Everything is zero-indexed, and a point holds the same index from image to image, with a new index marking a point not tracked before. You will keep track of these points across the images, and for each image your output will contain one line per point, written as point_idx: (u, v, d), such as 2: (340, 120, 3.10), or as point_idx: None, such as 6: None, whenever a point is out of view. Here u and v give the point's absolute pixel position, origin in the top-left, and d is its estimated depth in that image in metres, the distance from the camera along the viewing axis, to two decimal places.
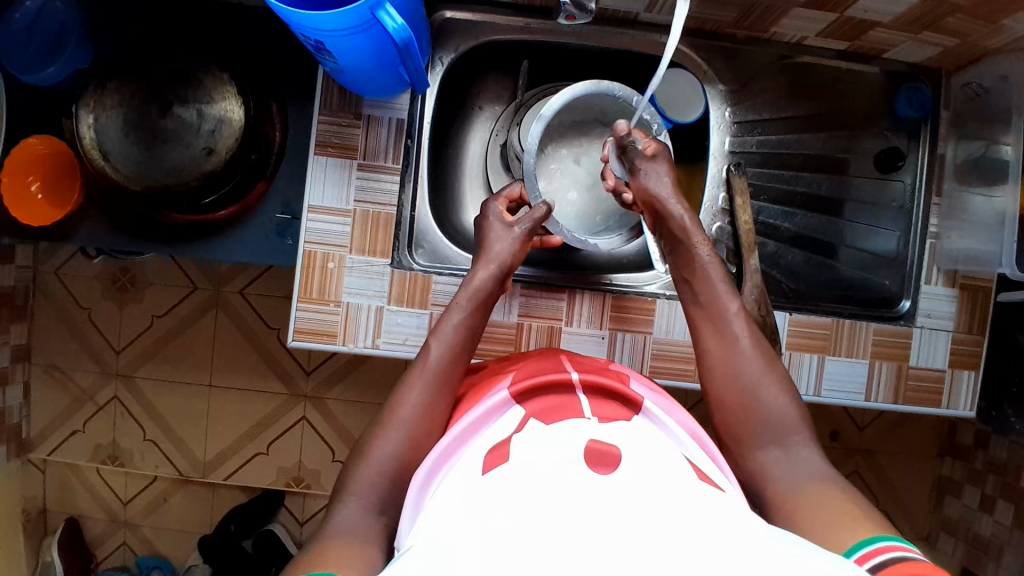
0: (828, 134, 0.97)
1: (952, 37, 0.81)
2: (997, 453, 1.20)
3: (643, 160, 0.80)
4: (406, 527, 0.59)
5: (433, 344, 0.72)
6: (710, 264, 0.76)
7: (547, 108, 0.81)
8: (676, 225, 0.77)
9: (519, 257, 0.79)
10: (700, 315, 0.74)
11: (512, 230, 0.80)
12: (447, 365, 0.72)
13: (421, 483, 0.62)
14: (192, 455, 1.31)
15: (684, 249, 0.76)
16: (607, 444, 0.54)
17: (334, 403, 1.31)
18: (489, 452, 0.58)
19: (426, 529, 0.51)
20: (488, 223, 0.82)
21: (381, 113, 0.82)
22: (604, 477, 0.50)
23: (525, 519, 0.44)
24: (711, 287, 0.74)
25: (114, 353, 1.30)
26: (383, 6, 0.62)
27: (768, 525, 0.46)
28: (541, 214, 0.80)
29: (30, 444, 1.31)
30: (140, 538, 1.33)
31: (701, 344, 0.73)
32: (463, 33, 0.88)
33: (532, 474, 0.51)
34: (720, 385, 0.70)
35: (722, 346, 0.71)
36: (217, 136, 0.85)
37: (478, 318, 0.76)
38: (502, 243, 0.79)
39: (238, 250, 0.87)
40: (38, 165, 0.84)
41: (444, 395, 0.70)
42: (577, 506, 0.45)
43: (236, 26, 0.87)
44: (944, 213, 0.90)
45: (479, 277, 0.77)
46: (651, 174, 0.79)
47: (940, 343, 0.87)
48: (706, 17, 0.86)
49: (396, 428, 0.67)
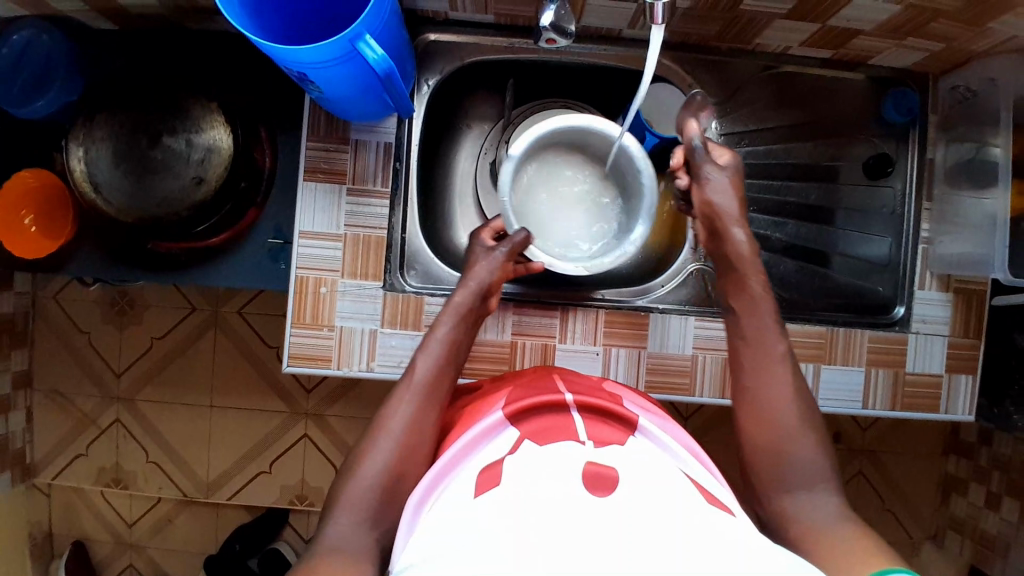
0: (816, 143, 0.97)
1: (937, 42, 0.80)
2: (1000, 449, 1.19)
3: (712, 169, 0.79)
4: (400, 544, 0.58)
5: (419, 360, 0.73)
6: (761, 296, 0.75)
7: (516, 148, 0.82)
8: (736, 248, 0.77)
9: (499, 277, 0.79)
10: (744, 348, 0.73)
11: (493, 252, 0.81)
12: (434, 379, 0.72)
13: (416, 502, 0.61)
14: (196, 476, 1.31)
15: (737, 275, 0.76)
16: (604, 466, 0.54)
17: (335, 420, 1.31)
18: (482, 473, 0.58)
19: (422, 547, 0.51)
20: (473, 249, 0.83)
21: (368, 137, 0.82)
22: (602, 500, 0.50)
23: (536, 549, 0.43)
24: (762, 319, 0.74)
25: (115, 377, 1.31)
26: (362, 37, 0.62)
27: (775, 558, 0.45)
28: (523, 237, 0.80)
29: (35, 468, 1.32)
30: (146, 559, 1.34)
31: (742, 379, 0.72)
32: (448, 53, 0.89)
33: (525, 497, 0.50)
34: (751, 423, 0.69)
35: (763, 381, 0.70)
36: (206, 165, 0.84)
37: (461, 333, 0.76)
38: (483, 265, 0.80)
39: (232, 276, 0.88)
40: (31, 198, 0.86)
41: (433, 406, 0.70)
42: (582, 535, 0.45)
43: (223, 56, 0.88)
44: (936, 217, 0.89)
45: (460, 296, 0.77)
46: (718, 186, 0.78)
47: (936, 347, 0.87)
48: (688, 30, 0.86)
49: (385, 439, 0.66)
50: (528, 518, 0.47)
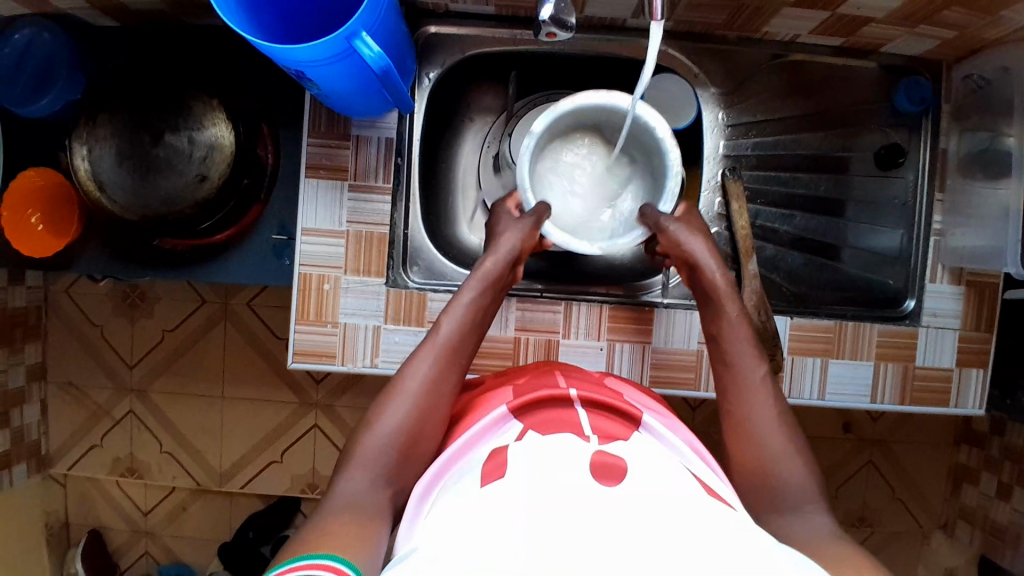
0: (826, 133, 0.95)
1: (950, 30, 0.78)
2: (1012, 440, 1.18)
3: (670, 220, 0.79)
4: (405, 530, 0.58)
5: (444, 320, 0.71)
6: (737, 320, 0.74)
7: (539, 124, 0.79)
8: (709, 283, 0.76)
9: (526, 245, 0.78)
10: (724, 372, 0.72)
11: (521, 221, 0.79)
12: (458, 341, 0.70)
13: (423, 489, 0.60)
14: (208, 465, 1.33)
15: (713, 307, 0.75)
16: (611, 456, 0.55)
17: (344, 411, 1.33)
18: (487, 460, 0.57)
19: (426, 533, 0.51)
20: (498, 216, 0.81)
21: (369, 132, 0.82)
22: (608, 489, 0.50)
23: (538, 540, 0.43)
24: (736, 341, 0.72)
25: (128, 369, 1.33)
26: (359, 35, 0.62)
27: (775, 557, 0.45)
28: (541, 211, 0.79)
29: (50, 459, 1.34)
30: (162, 546, 1.36)
31: (723, 402, 0.71)
32: (450, 46, 0.88)
33: (531, 486, 0.50)
34: (729, 437, 0.68)
35: (742, 405, 0.68)
36: (208, 163, 0.84)
37: (487, 300, 0.74)
38: (513, 234, 0.78)
39: (236, 272, 0.88)
40: (37, 197, 0.85)
41: (454, 367, 0.69)
42: (590, 527, 0.44)
43: (222, 50, 0.87)
44: (949, 209, 0.88)
45: (489, 262, 0.76)
46: (681, 233, 0.78)
47: (946, 342, 0.86)
48: (694, 20, 0.84)
49: (399, 398, 0.66)
50: (530, 508, 0.47)
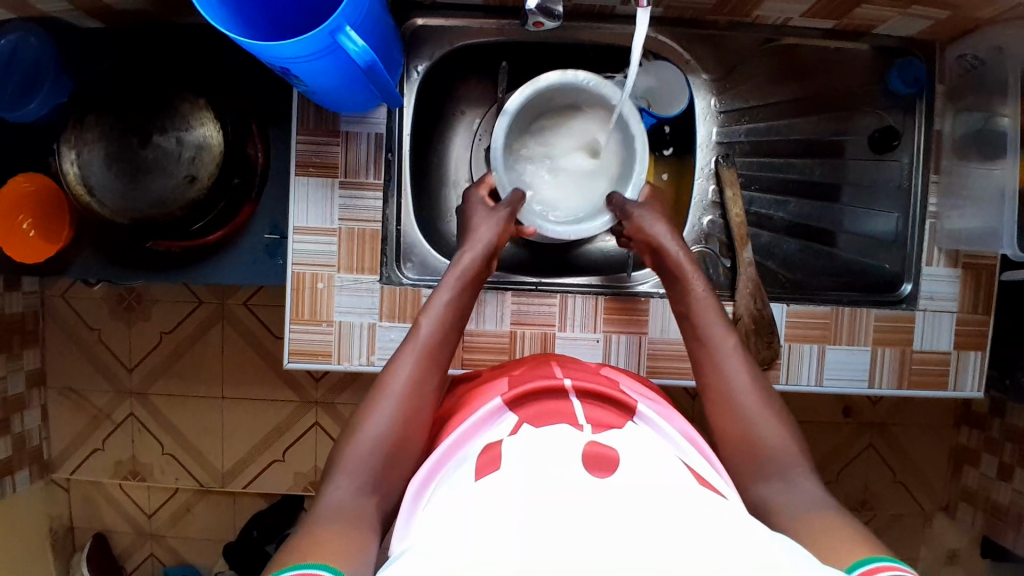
0: (819, 117, 0.94)
1: (942, 10, 0.78)
2: (1013, 421, 1.17)
3: (636, 206, 0.81)
4: (401, 527, 0.57)
5: (423, 320, 0.71)
6: (704, 300, 0.74)
7: (516, 100, 0.81)
8: (675, 264, 0.77)
9: (501, 237, 0.79)
10: (697, 347, 0.72)
11: (493, 213, 0.80)
12: (439, 339, 0.70)
13: (418, 486, 0.60)
14: (210, 466, 1.33)
15: (682, 287, 0.76)
16: (603, 446, 0.55)
17: (345, 408, 1.32)
18: (481, 454, 0.57)
19: (420, 530, 0.51)
20: (471, 209, 0.82)
21: (359, 128, 0.81)
22: (600, 480, 0.50)
23: (531, 534, 0.43)
24: (710, 320, 0.72)
25: (127, 372, 1.32)
26: (343, 29, 0.61)
27: (771, 549, 0.44)
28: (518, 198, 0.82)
29: (52, 464, 1.34)
30: (166, 548, 1.37)
31: (702, 379, 0.70)
32: (437, 38, 0.87)
33: (524, 480, 0.50)
34: (714, 415, 0.68)
35: (719, 378, 0.68)
36: (198, 163, 0.84)
37: (465, 297, 0.74)
38: (487, 227, 0.79)
39: (229, 273, 0.87)
40: (27, 203, 0.85)
41: (434, 369, 0.69)
42: (581, 520, 0.44)
43: (206, 48, 0.86)
44: (944, 190, 0.87)
45: (465, 259, 0.76)
46: (647, 219, 0.80)
47: (944, 324, 0.86)
48: (683, 5, 0.83)
49: (387, 398, 0.65)
50: (523, 502, 0.47)
